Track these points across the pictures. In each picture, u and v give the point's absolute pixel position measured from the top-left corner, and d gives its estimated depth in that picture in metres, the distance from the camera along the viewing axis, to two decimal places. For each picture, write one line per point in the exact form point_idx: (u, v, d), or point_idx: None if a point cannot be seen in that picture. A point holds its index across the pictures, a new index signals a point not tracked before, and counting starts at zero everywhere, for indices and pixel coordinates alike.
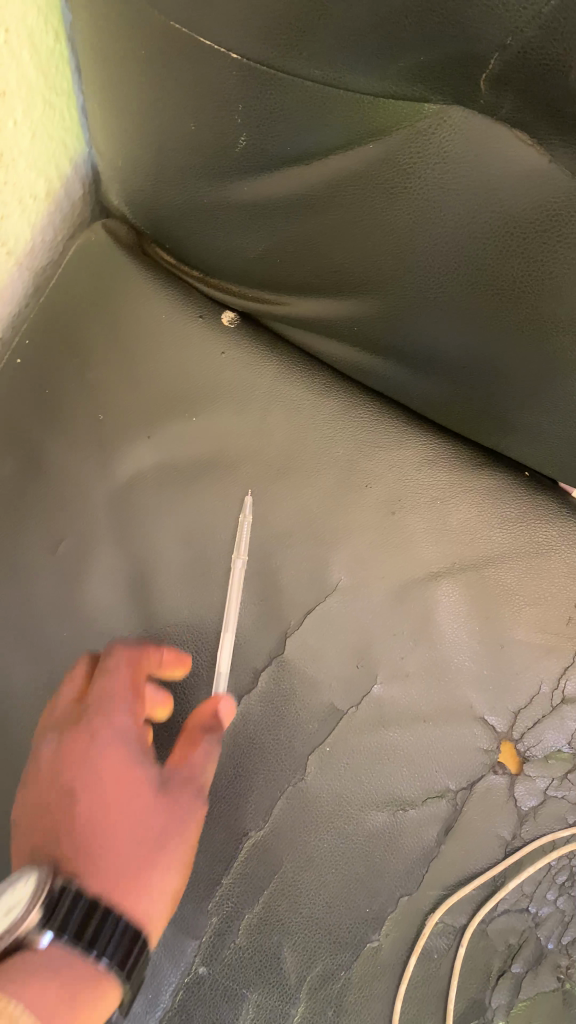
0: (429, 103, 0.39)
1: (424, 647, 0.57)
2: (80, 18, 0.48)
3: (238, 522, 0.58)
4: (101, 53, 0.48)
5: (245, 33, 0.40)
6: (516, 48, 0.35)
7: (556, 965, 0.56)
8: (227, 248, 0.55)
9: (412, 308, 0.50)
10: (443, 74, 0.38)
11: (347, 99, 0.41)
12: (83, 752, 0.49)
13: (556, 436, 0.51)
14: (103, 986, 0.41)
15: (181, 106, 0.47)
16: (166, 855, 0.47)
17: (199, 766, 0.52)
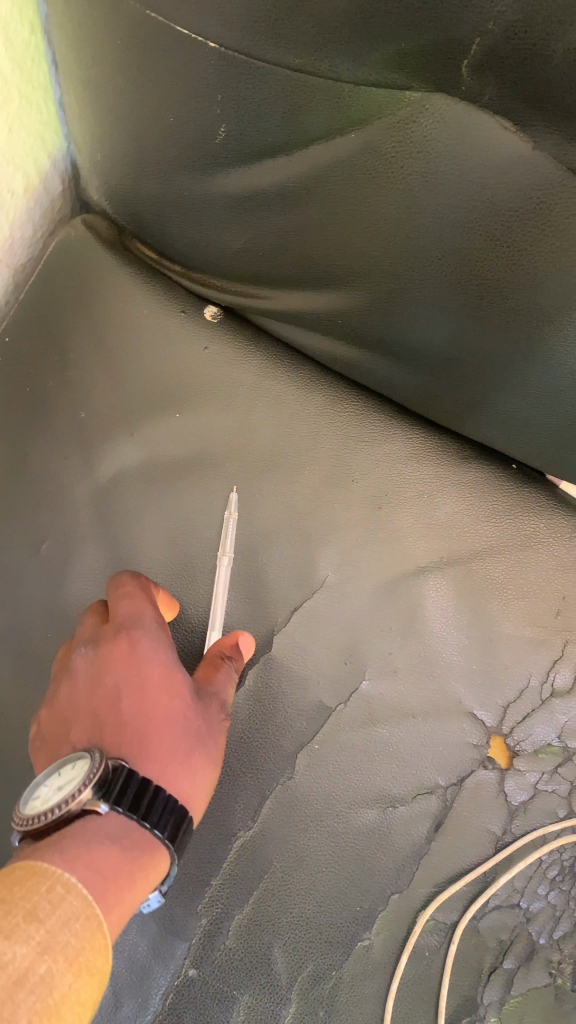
0: (411, 90, 0.39)
1: (412, 643, 0.56)
2: (56, 8, 0.47)
3: (224, 520, 0.58)
4: (78, 44, 0.47)
5: (223, 22, 0.40)
6: (496, 33, 0.35)
7: (548, 960, 0.56)
8: (210, 241, 0.54)
9: (397, 299, 0.49)
10: (423, 58, 0.37)
11: (329, 87, 0.40)
12: (125, 658, 0.48)
13: (543, 428, 0.51)
14: (155, 855, 0.40)
15: (160, 97, 0.46)
16: (208, 757, 0.47)
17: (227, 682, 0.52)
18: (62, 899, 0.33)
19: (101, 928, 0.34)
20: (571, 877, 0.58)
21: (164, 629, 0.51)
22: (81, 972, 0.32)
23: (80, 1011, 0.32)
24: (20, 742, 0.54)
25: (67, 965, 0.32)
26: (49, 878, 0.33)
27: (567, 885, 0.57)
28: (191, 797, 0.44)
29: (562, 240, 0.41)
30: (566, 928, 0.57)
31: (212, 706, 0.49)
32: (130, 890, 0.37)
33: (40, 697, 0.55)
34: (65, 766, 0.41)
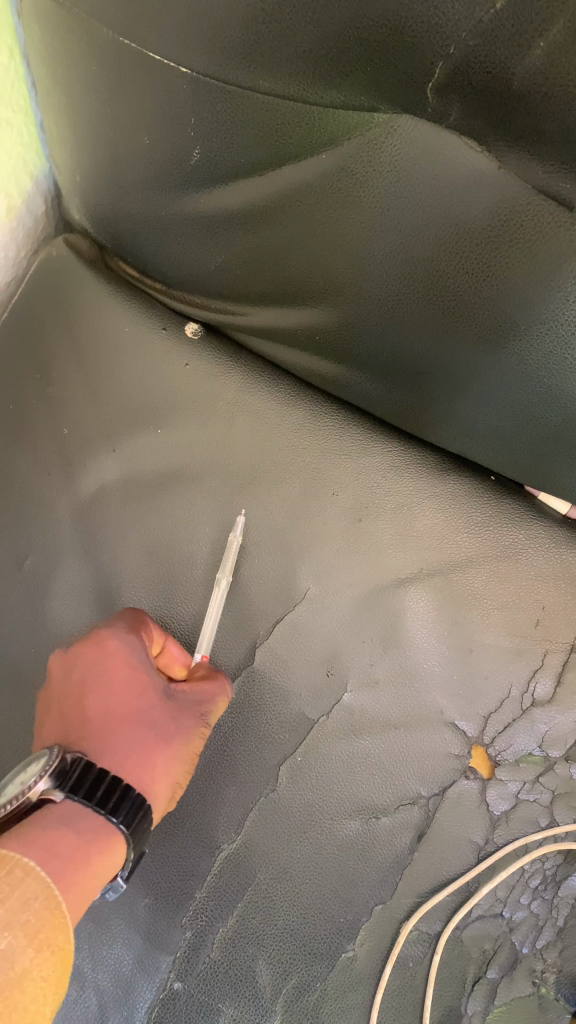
0: (379, 112, 0.40)
1: (393, 654, 0.57)
2: (32, 33, 0.48)
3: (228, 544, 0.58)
4: (55, 69, 0.48)
5: (194, 49, 0.41)
6: (457, 57, 0.36)
7: (532, 970, 0.56)
8: (187, 259, 0.55)
9: (372, 317, 0.50)
10: (386, 83, 0.38)
11: (300, 112, 0.41)
12: (94, 655, 0.51)
13: (519, 439, 0.52)
14: (112, 840, 0.42)
15: (135, 120, 0.47)
16: (175, 758, 0.50)
17: (211, 687, 0.53)
18: (21, 880, 0.36)
19: (60, 907, 0.37)
20: (555, 887, 0.57)
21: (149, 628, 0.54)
22: (42, 947, 0.35)
23: (43, 985, 0.35)
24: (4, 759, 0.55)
25: (28, 941, 0.35)
26: (8, 863, 0.36)
27: (549, 894, 0.57)
28: (153, 794, 0.48)
29: (529, 255, 0.42)
30: (549, 937, 0.56)
31: (188, 710, 0.52)
32: (85, 869, 0.40)
33: (23, 714, 0.55)
34: (30, 764, 0.45)
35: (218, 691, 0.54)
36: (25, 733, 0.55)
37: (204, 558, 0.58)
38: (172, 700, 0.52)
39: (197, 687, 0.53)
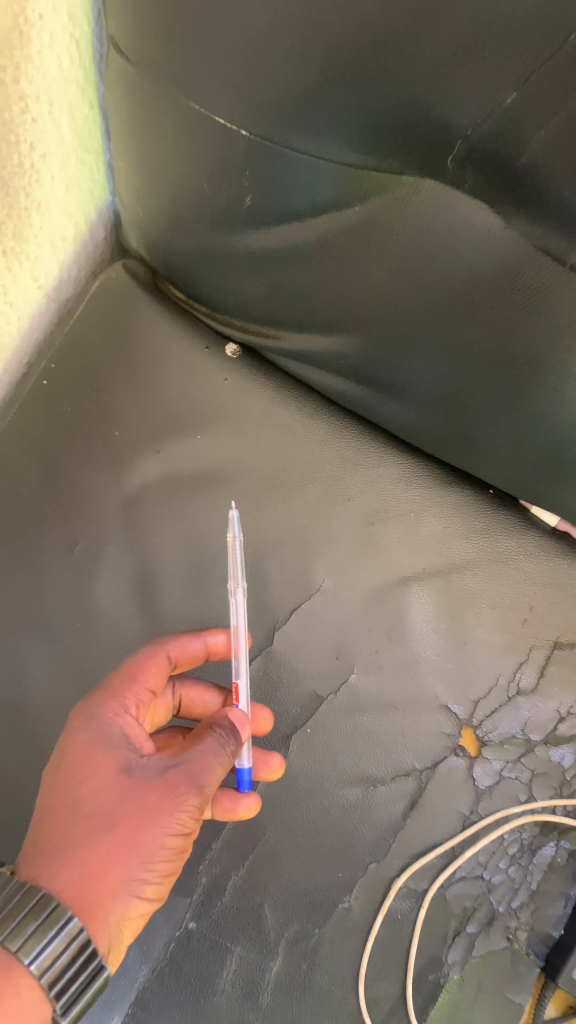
0: (405, 173, 0.48)
1: (397, 644, 0.64)
2: (112, 91, 0.55)
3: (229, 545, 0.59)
4: (128, 122, 0.56)
5: (251, 115, 0.48)
6: (472, 137, 0.44)
7: (506, 926, 0.62)
8: (232, 289, 0.63)
9: (393, 345, 0.58)
10: (413, 148, 0.46)
11: (345, 171, 0.49)
12: (68, 742, 0.50)
13: (514, 457, 0.59)
14: (22, 982, 0.40)
15: (196, 170, 0.54)
16: (140, 849, 0.45)
17: (192, 758, 0.50)
18: None
19: None
20: (529, 855, 0.63)
21: (138, 686, 0.55)
22: None
23: None
24: (49, 718, 0.62)
25: None
26: None
27: (525, 861, 0.63)
28: (118, 892, 0.44)
29: (527, 298, 0.49)
30: (523, 898, 0.63)
31: (162, 784, 0.48)
32: None
33: (66, 679, 0.63)
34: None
35: (202, 760, 0.50)
36: (68, 697, 0.62)
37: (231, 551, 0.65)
38: (147, 774, 0.48)
39: (187, 757, 0.50)
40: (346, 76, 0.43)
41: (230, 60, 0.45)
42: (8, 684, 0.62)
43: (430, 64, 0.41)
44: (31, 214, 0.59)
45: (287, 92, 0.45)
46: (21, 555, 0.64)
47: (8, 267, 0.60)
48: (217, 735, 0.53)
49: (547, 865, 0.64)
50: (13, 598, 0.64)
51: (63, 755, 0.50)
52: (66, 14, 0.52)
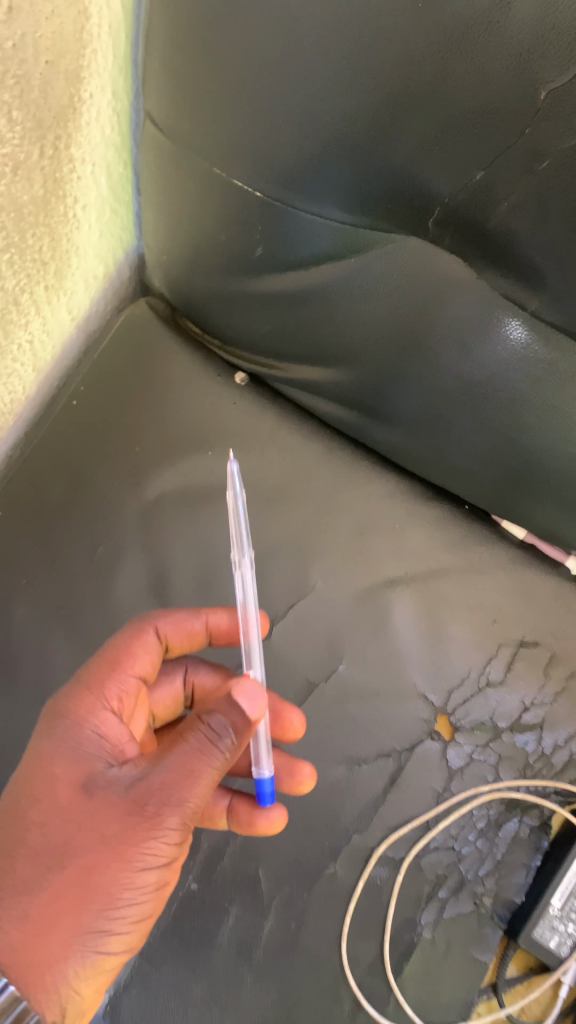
0: (393, 233, 0.58)
1: (381, 638, 0.72)
2: (145, 155, 0.65)
3: (234, 507, 0.58)
4: (156, 182, 0.65)
5: (264, 181, 0.57)
6: (448, 204, 0.53)
7: (473, 892, 0.69)
8: (242, 325, 0.72)
9: (380, 377, 0.67)
10: (400, 212, 0.55)
11: (344, 229, 0.58)
12: (48, 737, 0.56)
13: (485, 473, 0.68)
14: None
15: (214, 222, 0.63)
16: (97, 902, 0.49)
17: (164, 771, 0.51)
18: None
19: None
20: (495, 829, 0.70)
21: (120, 678, 0.60)
22: None
23: None
24: None
25: None
26: None
27: (491, 834, 0.70)
28: (72, 946, 0.49)
29: (493, 335, 0.58)
30: (489, 867, 0.70)
31: (124, 819, 0.50)
32: None
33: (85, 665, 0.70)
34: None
35: (173, 772, 0.50)
36: None
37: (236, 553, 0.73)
38: (114, 805, 0.51)
39: (158, 778, 0.51)
40: (340, 158, 0.51)
41: (245, 140, 0.54)
42: (38, 666, 0.71)
43: (410, 160, 0.50)
44: (70, 255, 0.69)
45: (293, 167, 0.54)
46: (51, 554, 0.73)
47: (48, 300, 0.69)
48: (204, 734, 0.51)
49: (511, 838, 0.71)
50: (43, 590, 0.72)
51: (38, 763, 0.54)
52: (110, 93, 0.61)
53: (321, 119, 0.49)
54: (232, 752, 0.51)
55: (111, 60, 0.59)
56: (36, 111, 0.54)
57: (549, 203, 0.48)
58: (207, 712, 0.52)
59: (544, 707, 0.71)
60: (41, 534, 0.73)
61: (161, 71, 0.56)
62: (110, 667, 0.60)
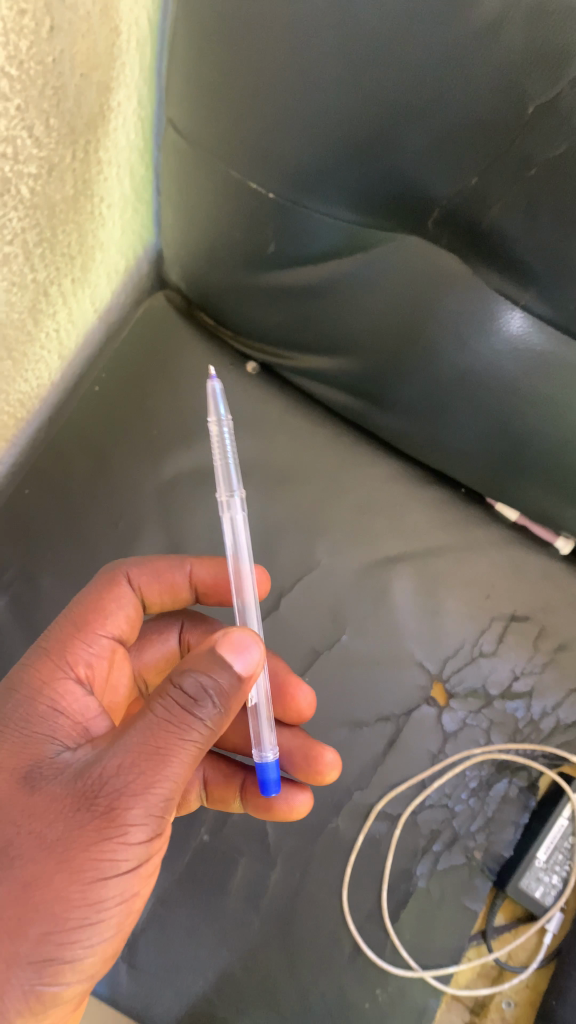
0: (395, 233, 0.63)
1: (381, 610, 0.77)
2: (165, 159, 0.70)
3: (219, 435, 0.55)
4: (175, 184, 0.70)
5: (277, 184, 0.61)
6: (445, 208, 0.57)
7: (465, 846, 0.74)
8: (254, 318, 0.77)
9: (383, 366, 0.72)
10: (401, 212, 0.60)
11: (351, 230, 0.63)
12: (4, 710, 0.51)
13: (479, 457, 0.73)
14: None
15: (230, 221, 0.68)
16: (43, 915, 0.41)
17: (122, 753, 0.44)
18: None
19: None
20: (486, 789, 0.75)
21: (88, 643, 0.58)
22: None
23: None
24: None
25: None
26: None
27: (483, 793, 0.75)
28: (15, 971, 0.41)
29: (486, 325, 0.63)
30: (480, 823, 0.75)
31: (75, 815, 0.43)
32: None
33: None
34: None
35: (133, 751, 0.44)
36: None
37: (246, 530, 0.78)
38: (66, 798, 0.44)
39: (117, 762, 0.44)
40: (348, 163, 0.56)
41: (259, 146, 0.59)
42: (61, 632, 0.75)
43: (411, 167, 0.54)
44: (95, 250, 0.74)
45: (304, 170, 0.59)
46: (75, 530, 0.78)
47: (74, 292, 0.74)
48: (175, 700, 0.45)
49: (501, 797, 0.76)
50: (67, 563, 0.77)
51: None
52: (136, 102, 0.67)
53: (331, 128, 0.54)
54: (213, 722, 0.45)
55: (137, 73, 0.64)
56: (70, 117, 0.59)
57: (535, 208, 0.53)
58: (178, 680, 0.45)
59: (533, 675, 0.76)
60: (65, 511, 0.78)
61: (183, 81, 0.61)
62: (76, 631, 0.58)
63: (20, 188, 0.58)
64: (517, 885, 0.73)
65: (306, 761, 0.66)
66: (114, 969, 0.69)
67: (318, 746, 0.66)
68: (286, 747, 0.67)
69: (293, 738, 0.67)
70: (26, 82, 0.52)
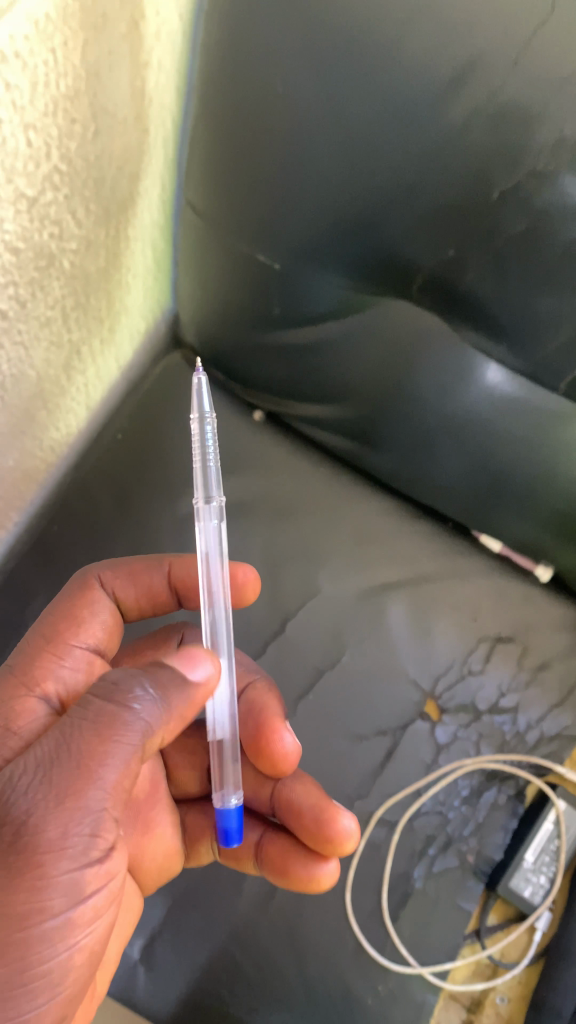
0: (381, 299, 0.72)
1: (378, 634, 0.84)
2: (181, 239, 0.80)
3: (201, 432, 0.56)
4: (188, 259, 0.80)
5: (281, 257, 0.71)
6: (420, 281, 0.67)
7: (459, 849, 0.81)
8: (261, 374, 0.87)
9: (376, 415, 0.81)
10: (385, 278, 0.69)
11: (345, 297, 0.73)
12: None
13: (463, 495, 0.83)
14: None
15: (239, 289, 0.78)
16: None
17: (31, 776, 0.44)
18: None
19: None
20: (477, 796, 0.83)
21: (60, 659, 0.62)
22: None
23: None
24: None
25: None
26: None
27: (474, 800, 0.83)
28: None
29: (461, 375, 0.72)
30: (472, 827, 0.82)
31: None
32: None
33: None
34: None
35: (47, 770, 0.44)
36: None
37: (255, 560, 0.86)
38: None
39: (30, 782, 0.43)
40: (343, 238, 0.66)
41: (266, 229, 0.69)
42: None
43: (397, 242, 0.64)
44: (121, 315, 0.84)
45: (306, 246, 0.69)
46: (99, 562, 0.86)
47: (101, 351, 0.84)
48: (96, 702, 0.47)
49: (491, 803, 0.83)
50: None
51: None
52: (158, 188, 0.77)
53: (328, 213, 0.64)
54: (148, 725, 0.47)
55: (161, 163, 0.75)
56: (105, 202, 0.69)
57: (504, 277, 0.61)
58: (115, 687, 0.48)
59: (518, 691, 0.85)
60: (90, 545, 0.86)
61: (194, 172, 0.70)
62: (45, 646, 0.62)
63: (62, 261, 0.67)
64: (507, 885, 0.79)
65: (315, 827, 0.64)
66: (133, 971, 0.74)
67: (334, 809, 0.65)
68: (300, 804, 0.66)
69: (310, 796, 0.66)
70: (72, 174, 0.62)
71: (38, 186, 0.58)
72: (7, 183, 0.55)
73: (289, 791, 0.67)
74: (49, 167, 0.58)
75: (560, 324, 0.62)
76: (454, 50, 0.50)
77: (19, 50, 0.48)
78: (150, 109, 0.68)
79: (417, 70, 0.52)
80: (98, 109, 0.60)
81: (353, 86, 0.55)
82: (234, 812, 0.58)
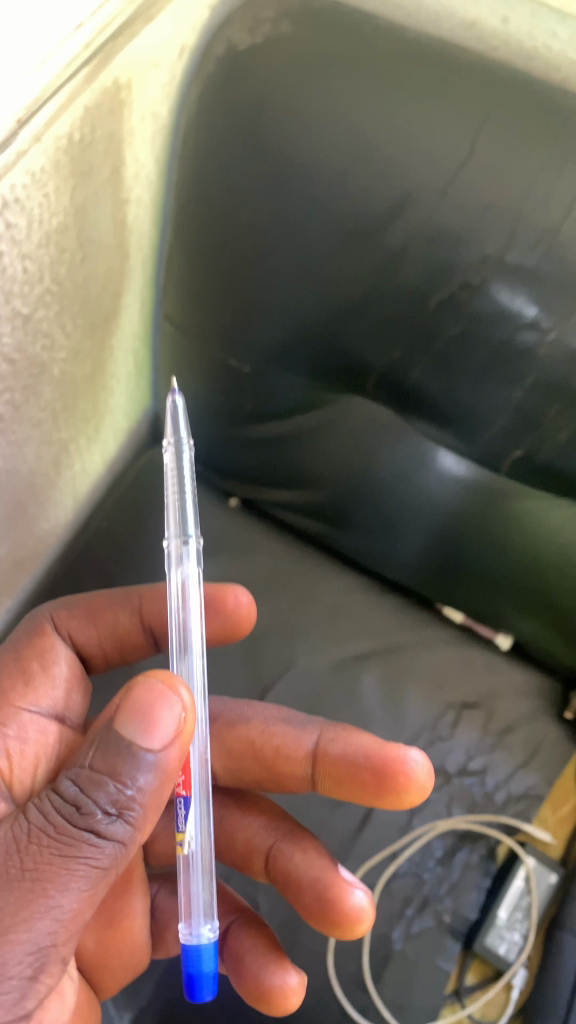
0: (329, 398, 0.80)
1: (351, 702, 0.89)
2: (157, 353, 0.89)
3: (176, 457, 0.54)
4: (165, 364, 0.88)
5: (250, 360, 0.80)
6: (368, 384, 0.75)
7: (436, 910, 0.84)
8: (237, 465, 0.94)
9: (341, 499, 0.89)
10: (335, 377, 0.77)
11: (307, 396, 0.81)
12: None
13: (425, 571, 0.89)
14: None
15: (213, 390, 0.86)
16: None
17: None
18: None
19: None
20: (450, 857, 0.87)
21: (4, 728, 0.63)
22: None
23: None
24: None
25: None
26: None
27: (448, 860, 0.87)
28: None
29: (414, 462, 0.80)
30: (447, 887, 0.85)
31: None
32: None
33: None
34: None
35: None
36: None
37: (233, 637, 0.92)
38: None
39: None
40: (303, 347, 0.75)
41: (236, 336, 0.78)
42: None
43: (349, 352, 0.72)
44: (106, 415, 0.92)
45: (270, 352, 0.77)
46: None
47: (87, 447, 0.92)
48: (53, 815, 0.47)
49: (464, 863, 0.87)
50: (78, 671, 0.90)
51: None
52: (138, 305, 0.86)
53: (290, 323, 0.73)
54: (106, 840, 0.47)
55: (142, 281, 0.84)
56: (91, 316, 0.78)
57: (444, 380, 0.69)
58: (76, 792, 0.47)
59: (485, 755, 0.90)
60: None
61: (171, 291, 0.79)
62: None
63: (53, 370, 0.76)
64: (484, 943, 0.84)
65: (321, 907, 0.61)
66: None
67: (344, 885, 0.62)
68: (302, 877, 0.64)
69: (313, 868, 0.64)
70: (62, 291, 0.71)
71: (32, 304, 0.67)
72: (6, 303, 0.63)
73: (290, 862, 0.65)
74: (42, 288, 0.67)
75: (492, 421, 0.69)
76: (390, 188, 0.60)
77: (18, 196, 0.57)
78: (131, 237, 0.77)
79: (361, 202, 0.61)
80: (85, 239, 0.70)
81: (307, 214, 0.64)
82: (205, 958, 0.53)
